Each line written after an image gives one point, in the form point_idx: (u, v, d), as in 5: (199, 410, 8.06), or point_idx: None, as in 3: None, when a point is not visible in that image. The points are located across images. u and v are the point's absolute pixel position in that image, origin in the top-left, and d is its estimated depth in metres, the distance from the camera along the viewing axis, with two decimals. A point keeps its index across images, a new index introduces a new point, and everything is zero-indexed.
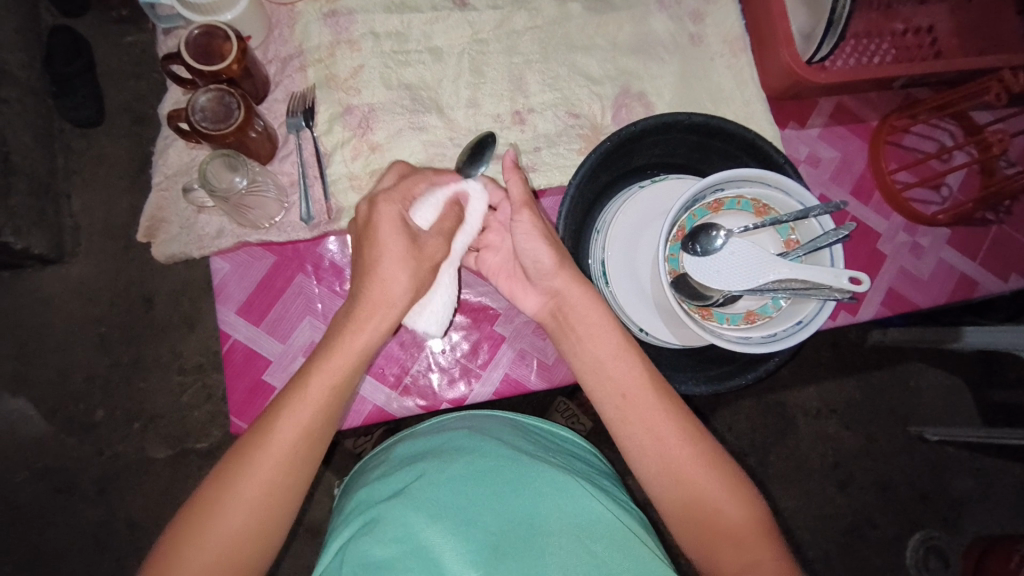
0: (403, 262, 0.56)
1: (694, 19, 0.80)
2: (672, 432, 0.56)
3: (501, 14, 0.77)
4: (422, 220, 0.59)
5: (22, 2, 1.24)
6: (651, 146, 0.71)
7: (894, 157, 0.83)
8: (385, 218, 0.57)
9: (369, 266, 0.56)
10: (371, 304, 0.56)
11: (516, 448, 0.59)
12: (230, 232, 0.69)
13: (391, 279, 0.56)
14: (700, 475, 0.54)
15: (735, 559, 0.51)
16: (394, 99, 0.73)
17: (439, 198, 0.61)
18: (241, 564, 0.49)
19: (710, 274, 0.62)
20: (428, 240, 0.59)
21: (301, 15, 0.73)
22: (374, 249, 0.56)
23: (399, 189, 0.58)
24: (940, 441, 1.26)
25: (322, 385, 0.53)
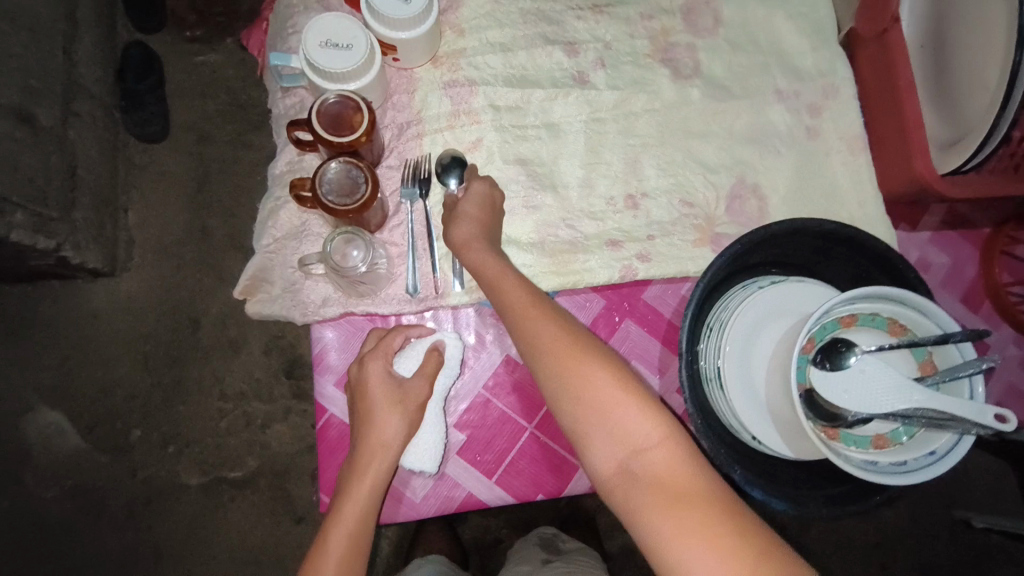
0: (391, 409, 0.63)
1: (812, 112, 0.78)
2: (562, 335, 0.55)
3: (620, 96, 0.75)
4: (403, 367, 0.66)
5: (101, 17, 1.25)
6: (772, 246, 0.69)
7: (1009, 271, 0.79)
8: (367, 379, 0.63)
9: (364, 421, 0.63)
10: (370, 455, 0.62)
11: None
12: (335, 301, 0.67)
13: (384, 426, 0.62)
14: (586, 369, 0.52)
15: (627, 451, 0.49)
16: (509, 176, 0.72)
17: (418, 349, 0.67)
18: None
19: (838, 393, 0.58)
20: (414, 383, 0.65)
21: (422, 82, 0.72)
22: (369, 409, 0.63)
23: (378, 345, 0.65)
24: (987, 529, 1.20)
25: (346, 528, 0.59)
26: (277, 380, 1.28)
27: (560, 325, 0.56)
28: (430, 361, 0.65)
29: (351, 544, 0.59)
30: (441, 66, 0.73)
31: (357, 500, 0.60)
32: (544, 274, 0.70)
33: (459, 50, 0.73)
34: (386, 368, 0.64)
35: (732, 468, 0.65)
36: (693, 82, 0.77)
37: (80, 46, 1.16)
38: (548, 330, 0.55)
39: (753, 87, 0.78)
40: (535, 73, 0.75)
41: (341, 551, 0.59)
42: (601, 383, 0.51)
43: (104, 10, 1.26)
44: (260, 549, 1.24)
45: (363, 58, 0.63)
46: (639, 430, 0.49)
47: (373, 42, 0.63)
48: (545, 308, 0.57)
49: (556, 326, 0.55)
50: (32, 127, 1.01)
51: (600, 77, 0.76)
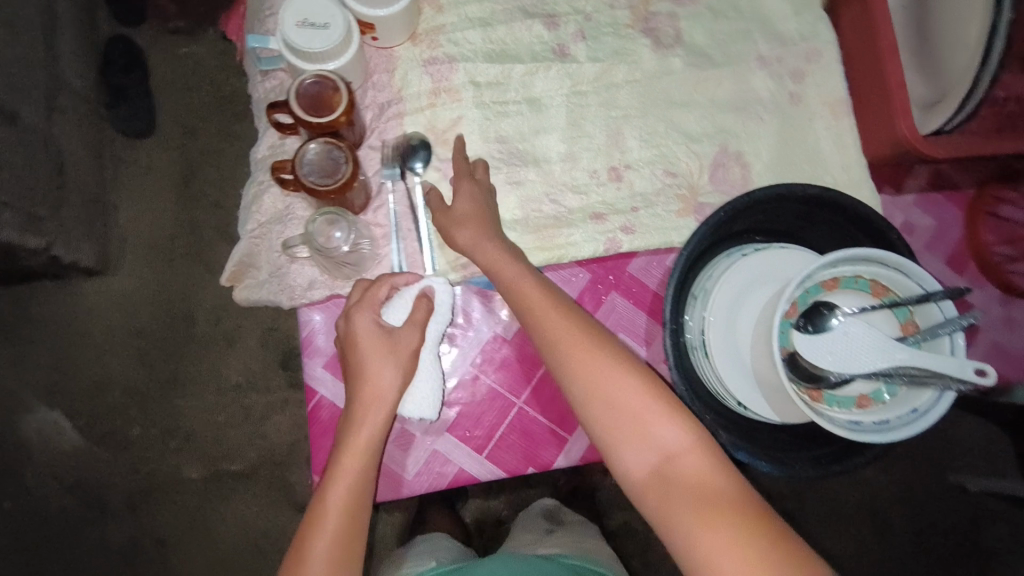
0: (384, 356, 0.61)
1: (795, 78, 0.78)
2: (584, 336, 0.56)
3: (601, 68, 0.75)
4: (392, 316, 0.64)
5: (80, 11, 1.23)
6: (757, 213, 0.68)
7: (993, 232, 0.79)
8: (356, 330, 0.62)
9: (357, 372, 0.61)
10: (366, 406, 0.60)
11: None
12: (322, 283, 0.67)
13: (377, 374, 0.61)
14: (614, 372, 0.54)
15: (659, 455, 0.51)
16: (491, 152, 0.71)
17: (407, 296, 0.64)
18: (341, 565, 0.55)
19: (822, 354, 0.59)
20: (405, 332, 0.63)
21: (401, 60, 0.72)
22: (360, 359, 0.61)
23: (363, 295, 0.63)
24: (981, 491, 1.23)
25: (347, 478, 0.57)
26: (274, 370, 1.28)
27: (584, 328, 0.57)
28: (420, 307, 0.64)
29: (352, 494, 0.57)
30: (420, 43, 0.72)
31: (355, 448, 0.59)
32: (528, 248, 0.70)
33: (438, 27, 0.72)
34: (375, 317, 0.62)
35: (719, 434, 0.66)
36: (674, 52, 0.77)
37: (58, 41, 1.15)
38: (565, 326, 0.57)
39: (735, 55, 0.78)
40: (515, 48, 0.74)
41: (344, 501, 0.57)
42: (635, 395, 0.53)
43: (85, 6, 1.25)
44: (263, 537, 1.25)
45: (340, 38, 0.62)
46: (674, 440, 0.51)
47: (349, 21, 0.62)
48: (559, 305, 0.59)
49: (576, 324, 0.57)
50: (19, 126, 1.00)
51: (580, 49, 0.75)
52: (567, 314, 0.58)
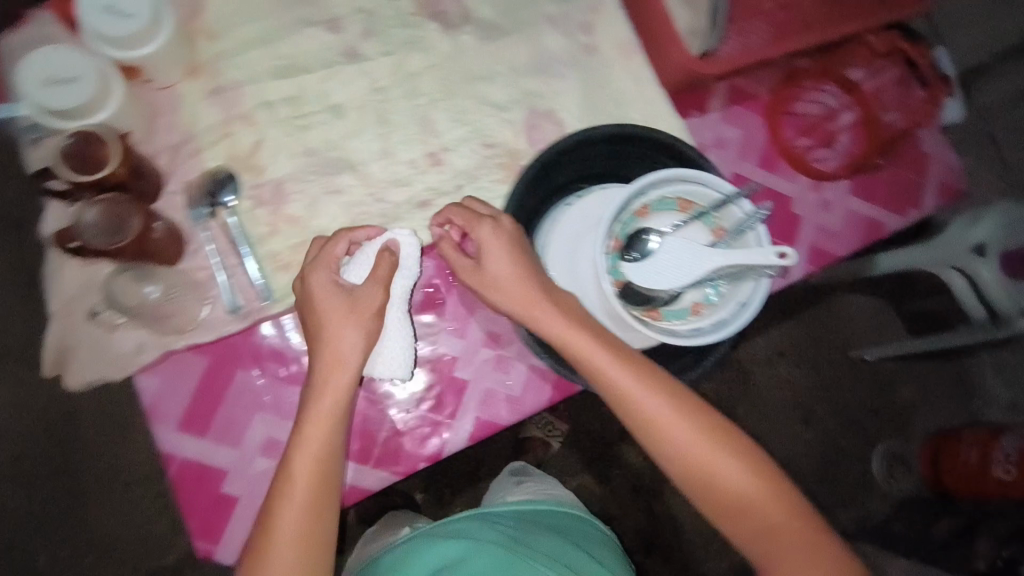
0: (344, 317, 0.59)
1: (584, 30, 0.80)
2: (645, 391, 0.60)
3: (395, 60, 0.74)
4: (350, 273, 0.62)
5: None
6: (571, 163, 0.72)
7: (793, 126, 0.87)
8: (313, 293, 0.60)
9: (319, 336, 0.59)
10: (329, 370, 0.58)
11: (495, 559, 0.64)
12: (151, 345, 0.64)
13: (338, 336, 0.59)
14: (671, 421, 0.60)
15: (724, 493, 0.59)
16: (302, 167, 0.70)
17: (370, 253, 0.62)
18: (314, 527, 0.55)
19: (650, 277, 0.64)
20: (366, 289, 0.60)
21: (184, 97, 0.68)
22: (323, 321, 0.59)
23: (321, 258, 0.61)
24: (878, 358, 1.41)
25: (312, 443, 0.57)
26: None
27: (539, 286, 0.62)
28: (381, 264, 0.61)
29: (322, 462, 0.56)
30: (199, 75, 0.68)
31: (319, 416, 0.57)
32: None
33: (216, 55, 0.69)
34: (332, 279, 0.60)
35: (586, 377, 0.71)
36: (464, 29, 0.77)
37: None
38: (626, 381, 0.60)
39: (524, 19, 0.79)
40: (302, 59, 0.71)
41: (312, 469, 0.56)
42: (650, 401, 0.60)
43: None
44: None
45: (94, 85, 0.57)
46: (689, 438, 0.60)
47: (103, 69, 0.58)
48: (614, 353, 0.61)
49: (641, 379, 0.60)
50: None
51: (371, 46, 0.74)
52: (630, 365, 0.61)
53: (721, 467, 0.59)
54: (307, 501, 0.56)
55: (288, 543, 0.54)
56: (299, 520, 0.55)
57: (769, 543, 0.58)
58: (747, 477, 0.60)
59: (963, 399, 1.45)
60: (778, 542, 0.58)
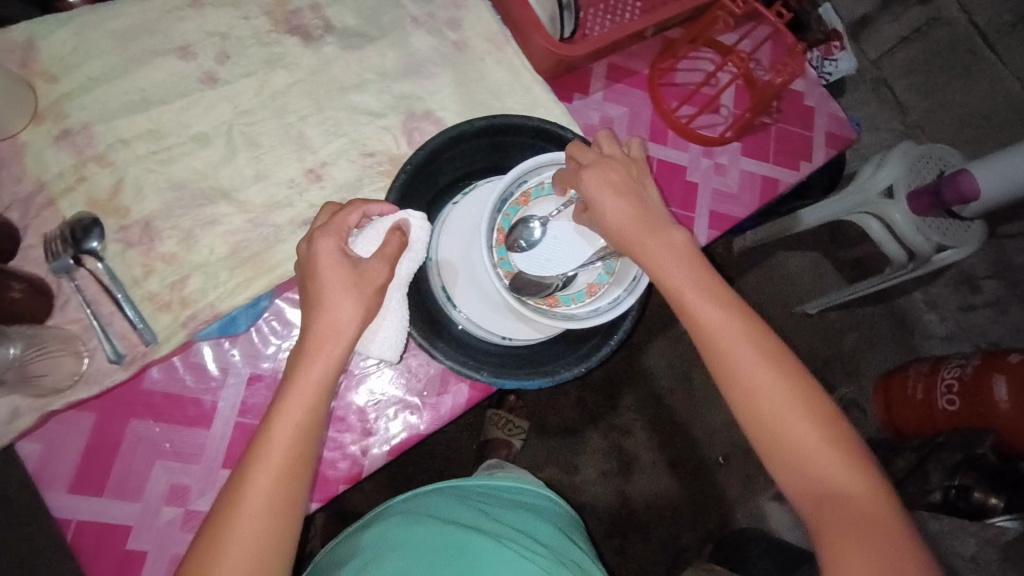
0: (345, 289, 0.55)
1: (451, 27, 0.81)
2: (726, 317, 0.58)
3: (257, 80, 0.73)
4: (360, 246, 0.59)
5: None
6: (451, 161, 0.72)
7: (674, 96, 0.89)
8: (320, 261, 0.56)
9: (319, 304, 0.55)
10: (319, 339, 0.55)
11: (456, 522, 0.67)
12: (27, 408, 0.60)
13: (336, 307, 0.55)
14: (745, 351, 0.58)
15: (790, 436, 0.56)
16: (171, 202, 0.68)
17: (379, 228, 0.60)
18: (285, 506, 0.52)
19: (542, 264, 0.66)
20: (370, 263, 0.57)
21: (29, 145, 0.65)
22: (321, 290, 0.55)
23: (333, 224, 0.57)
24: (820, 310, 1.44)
25: (294, 412, 0.54)
26: None
27: (632, 207, 0.60)
28: (390, 243, 0.58)
29: (300, 435, 0.53)
30: (45, 120, 0.66)
31: (301, 392, 0.54)
32: (246, 280, 0.68)
33: (60, 98, 0.67)
34: (341, 250, 0.57)
35: (499, 372, 0.69)
36: (326, 41, 0.76)
37: None
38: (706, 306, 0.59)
39: (387, 24, 0.79)
40: (157, 91, 0.70)
41: (292, 438, 0.53)
42: (730, 330, 0.58)
43: None
44: None
45: None
46: (763, 375, 0.57)
47: None
48: (699, 276, 0.60)
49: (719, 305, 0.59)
50: None
51: (230, 70, 0.73)
52: (710, 293, 0.59)
53: (789, 410, 0.56)
54: (271, 487, 0.52)
55: (257, 516, 0.51)
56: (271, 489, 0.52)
57: (819, 496, 0.55)
58: (817, 429, 0.56)
59: (907, 338, 1.49)
60: (836, 496, 0.54)
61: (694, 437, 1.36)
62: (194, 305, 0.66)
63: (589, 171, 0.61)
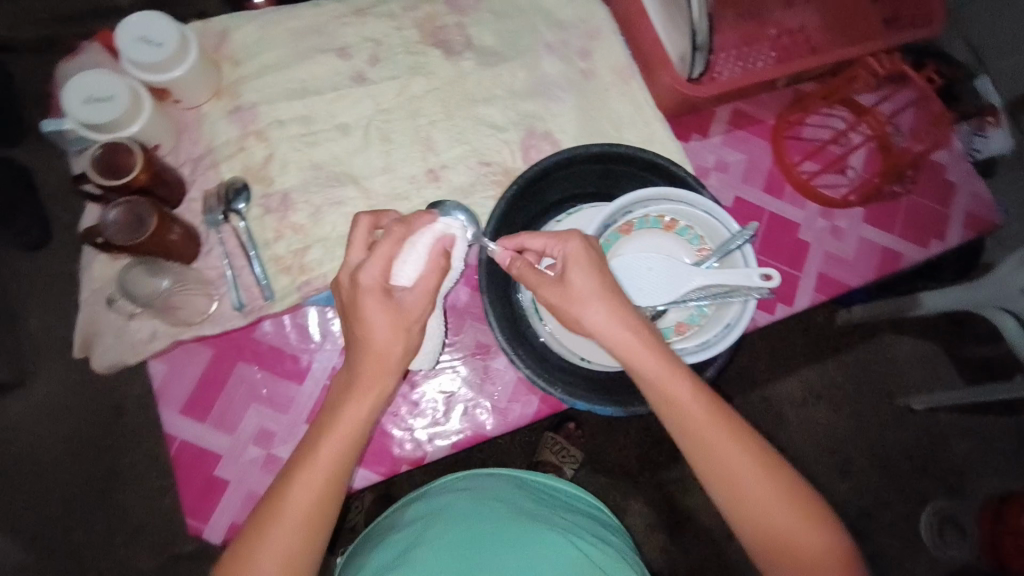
0: (393, 329, 0.55)
1: (582, 56, 0.84)
2: (728, 439, 0.57)
3: (400, 83, 0.80)
4: (403, 277, 0.56)
5: None
6: (560, 181, 0.75)
7: (798, 150, 0.86)
8: (368, 300, 0.54)
9: (364, 339, 0.55)
10: (370, 372, 0.56)
11: (517, 508, 0.69)
12: (163, 333, 0.71)
13: (386, 348, 0.56)
14: (748, 474, 0.57)
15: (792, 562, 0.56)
16: (309, 179, 0.76)
17: (421, 252, 0.57)
18: (311, 535, 0.54)
19: (633, 292, 0.66)
20: (411, 297, 0.56)
21: (207, 116, 0.76)
22: (363, 325, 0.55)
23: (375, 261, 0.55)
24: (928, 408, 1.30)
25: (335, 447, 0.55)
26: None
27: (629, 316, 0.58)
28: (432, 274, 0.57)
29: (335, 467, 0.55)
30: (223, 96, 0.77)
31: (343, 425, 0.55)
32: None
33: (237, 79, 0.77)
34: (381, 285, 0.55)
35: (571, 391, 0.69)
36: (465, 56, 0.83)
37: None
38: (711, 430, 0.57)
39: (523, 46, 0.84)
40: (315, 83, 0.79)
41: (326, 472, 0.55)
42: (730, 450, 0.57)
43: None
44: None
45: (127, 104, 0.66)
46: (766, 489, 0.57)
47: (133, 87, 0.66)
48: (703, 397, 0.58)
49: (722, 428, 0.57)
50: None
51: (378, 72, 0.81)
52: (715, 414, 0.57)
53: (792, 536, 0.56)
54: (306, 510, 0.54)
55: (285, 544, 0.53)
56: (302, 519, 0.54)
57: None
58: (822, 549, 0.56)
59: None
60: None
61: None
62: (310, 273, 0.73)
63: (578, 252, 0.58)
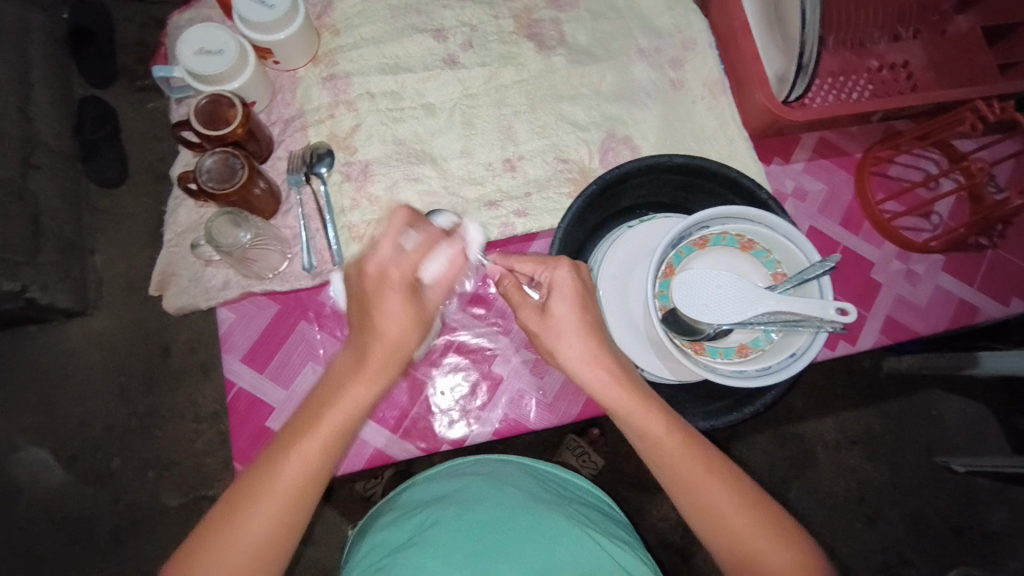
0: (412, 325, 0.53)
1: (674, 65, 0.83)
2: (702, 474, 0.54)
3: (489, 71, 0.81)
4: (428, 272, 0.55)
5: (55, 64, 1.18)
6: (637, 187, 0.75)
7: (882, 188, 0.84)
8: (390, 294, 0.52)
9: (375, 330, 0.52)
10: (380, 353, 0.52)
11: (531, 495, 0.68)
12: (236, 283, 0.74)
13: (400, 340, 0.53)
14: (726, 509, 0.54)
15: None
16: (390, 154, 0.78)
17: (449, 254, 0.57)
18: (302, 501, 0.51)
19: (698, 307, 0.63)
20: (430, 293, 0.56)
21: (303, 80, 0.79)
22: (376, 314, 0.52)
23: (410, 255, 0.53)
24: (968, 471, 1.23)
25: (337, 418, 0.51)
26: None
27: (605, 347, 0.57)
28: (452, 275, 0.57)
29: (335, 435, 0.52)
30: (321, 63, 0.79)
31: (335, 409, 0.51)
32: None
33: (336, 48, 0.79)
34: (408, 280, 0.53)
35: None
36: (557, 52, 0.83)
37: (33, 80, 1.11)
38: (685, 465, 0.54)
39: (615, 49, 0.84)
40: (408, 61, 0.81)
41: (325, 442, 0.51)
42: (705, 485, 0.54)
43: (61, 61, 1.19)
44: None
45: (235, 60, 0.69)
46: (738, 519, 0.54)
47: (242, 43, 0.69)
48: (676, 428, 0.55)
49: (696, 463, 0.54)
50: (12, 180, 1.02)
51: (469, 57, 0.82)
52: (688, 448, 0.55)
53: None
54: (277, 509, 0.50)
55: (274, 511, 0.50)
56: (294, 487, 0.51)
57: None
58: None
59: None
60: None
61: None
62: None
63: (563, 280, 0.57)
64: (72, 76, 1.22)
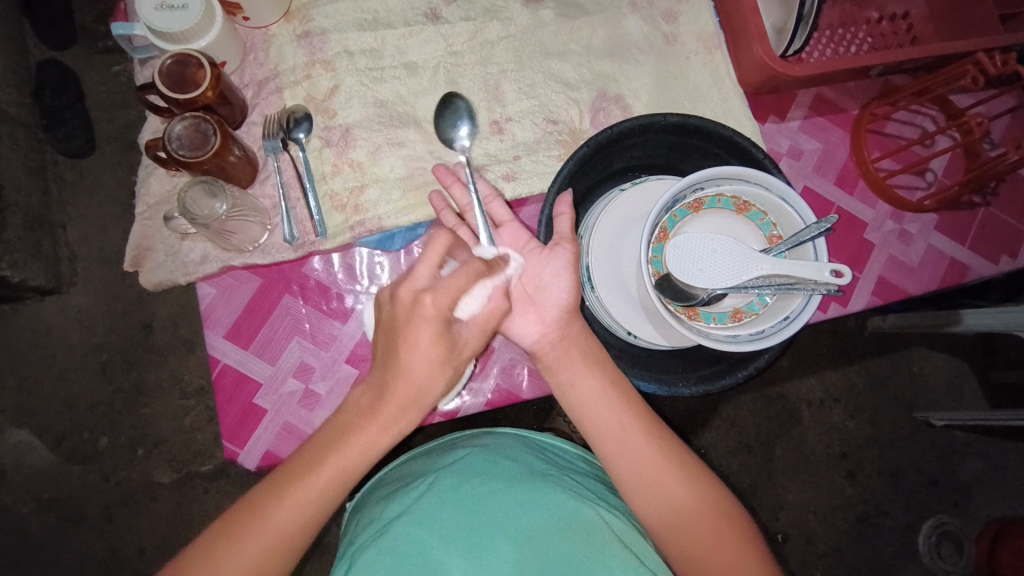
0: (439, 369, 0.54)
1: (667, 19, 0.80)
2: (652, 451, 0.58)
3: (474, 26, 0.77)
4: (466, 311, 0.56)
5: (5, 24, 1.10)
6: (630, 148, 0.72)
7: (878, 146, 0.83)
8: (424, 326, 0.52)
9: (401, 369, 0.53)
10: (404, 398, 0.53)
11: (529, 467, 0.67)
12: (214, 257, 0.71)
13: (424, 384, 0.54)
14: (670, 480, 0.57)
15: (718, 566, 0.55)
16: (371, 116, 0.74)
17: (488, 292, 0.57)
18: (305, 531, 0.52)
19: (693, 272, 0.61)
20: (464, 334, 0.56)
21: (276, 38, 0.74)
22: (403, 350, 0.52)
23: (449, 287, 0.53)
24: (946, 425, 1.27)
25: (349, 462, 0.53)
26: None
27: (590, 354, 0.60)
28: (493, 313, 0.57)
29: (349, 468, 0.53)
30: (293, 19, 0.74)
31: (350, 450, 0.53)
32: (413, 205, 0.72)
33: (309, 2, 0.74)
34: (444, 314, 0.53)
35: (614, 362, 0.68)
36: (545, 5, 0.79)
37: None
38: (640, 442, 0.58)
39: (606, 1, 0.79)
40: (387, 16, 0.76)
41: (339, 477, 0.53)
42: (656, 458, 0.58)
43: (10, 21, 1.11)
44: None
45: (201, 15, 0.63)
46: (681, 489, 0.57)
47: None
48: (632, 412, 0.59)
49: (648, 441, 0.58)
50: None
51: (452, 11, 0.77)
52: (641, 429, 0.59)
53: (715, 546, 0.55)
54: (273, 556, 0.51)
55: (277, 533, 0.51)
56: (300, 514, 0.52)
57: None
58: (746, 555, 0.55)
59: None
60: None
61: (763, 504, 1.27)
62: (365, 213, 0.72)
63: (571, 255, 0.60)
64: (25, 38, 1.14)
